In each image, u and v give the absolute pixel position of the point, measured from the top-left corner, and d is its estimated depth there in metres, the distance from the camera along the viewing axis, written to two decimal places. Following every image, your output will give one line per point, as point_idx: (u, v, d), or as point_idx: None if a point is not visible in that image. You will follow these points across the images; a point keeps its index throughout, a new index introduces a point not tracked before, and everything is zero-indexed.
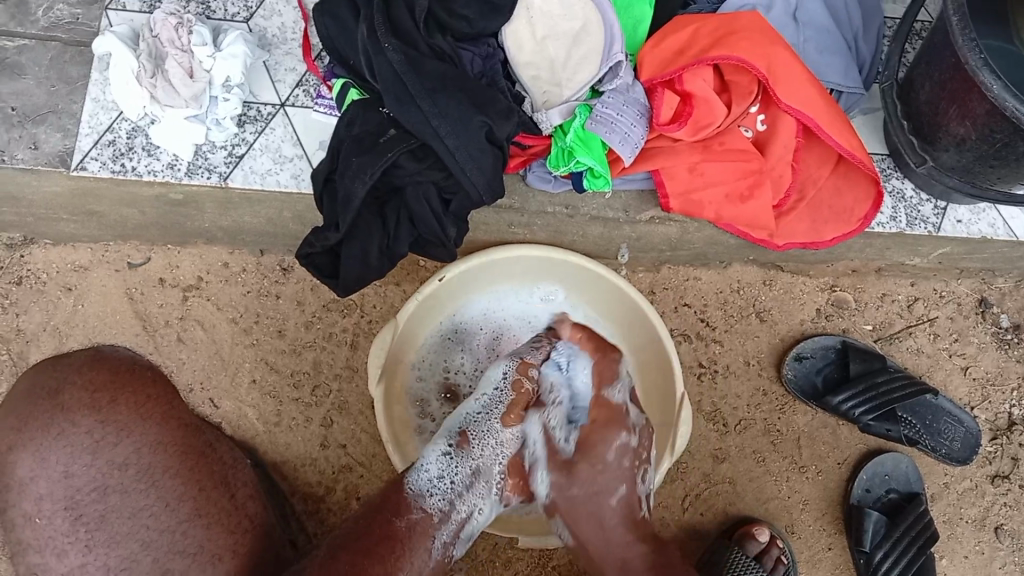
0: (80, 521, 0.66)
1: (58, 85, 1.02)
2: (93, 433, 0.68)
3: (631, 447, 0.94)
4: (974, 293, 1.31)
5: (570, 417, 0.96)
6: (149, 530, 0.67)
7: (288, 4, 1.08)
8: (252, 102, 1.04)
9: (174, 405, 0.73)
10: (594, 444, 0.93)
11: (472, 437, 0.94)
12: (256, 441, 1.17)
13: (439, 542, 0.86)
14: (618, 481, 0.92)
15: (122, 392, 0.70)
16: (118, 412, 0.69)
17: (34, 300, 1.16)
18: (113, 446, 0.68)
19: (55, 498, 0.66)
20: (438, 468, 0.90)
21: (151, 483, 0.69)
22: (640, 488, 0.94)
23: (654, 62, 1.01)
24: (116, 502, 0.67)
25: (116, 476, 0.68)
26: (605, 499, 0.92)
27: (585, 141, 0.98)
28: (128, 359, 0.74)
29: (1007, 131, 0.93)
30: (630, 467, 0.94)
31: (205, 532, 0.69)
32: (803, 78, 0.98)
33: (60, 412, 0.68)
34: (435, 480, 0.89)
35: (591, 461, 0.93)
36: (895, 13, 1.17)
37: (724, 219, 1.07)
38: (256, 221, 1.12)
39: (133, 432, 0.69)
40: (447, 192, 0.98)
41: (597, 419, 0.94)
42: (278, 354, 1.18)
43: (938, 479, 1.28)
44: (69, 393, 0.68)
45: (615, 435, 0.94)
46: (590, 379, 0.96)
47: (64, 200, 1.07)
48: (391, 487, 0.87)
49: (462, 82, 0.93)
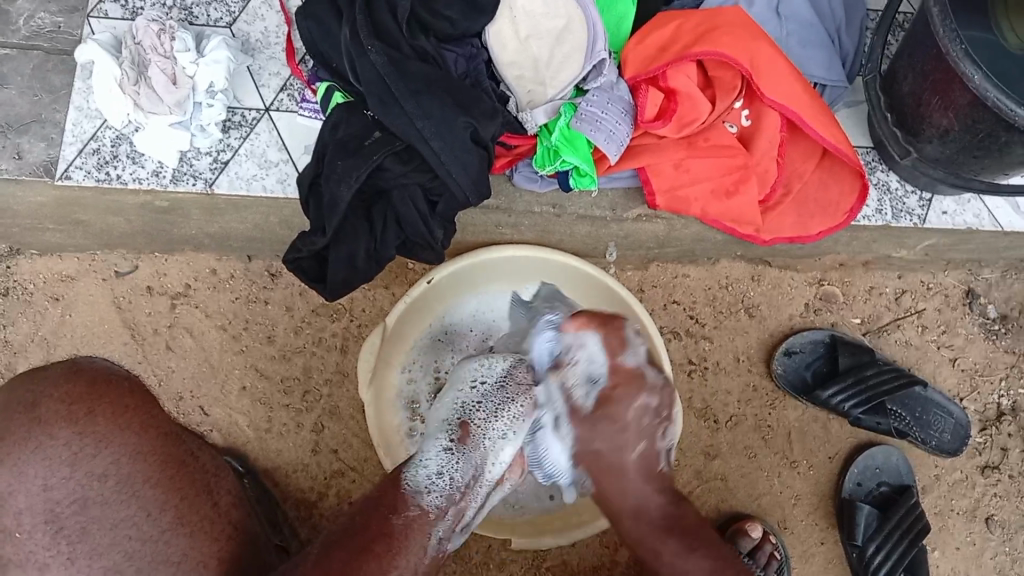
0: (61, 534, 0.66)
1: (42, 94, 1.02)
2: (71, 445, 0.67)
3: (652, 407, 0.87)
4: (961, 285, 1.32)
5: (588, 378, 0.89)
6: (131, 540, 0.68)
7: (271, 8, 1.08)
8: (237, 108, 1.04)
9: (153, 413, 0.73)
10: (611, 406, 0.87)
11: (473, 430, 0.92)
12: (247, 448, 1.17)
13: (436, 539, 0.84)
14: (640, 437, 0.87)
15: (100, 402, 0.69)
16: (96, 423, 0.69)
17: (21, 311, 1.15)
18: (93, 457, 0.68)
19: (37, 510, 0.66)
20: (437, 464, 0.88)
21: (132, 493, 0.69)
22: (662, 444, 0.89)
23: (638, 59, 1.01)
24: (97, 514, 0.67)
25: (95, 488, 0.68)
26: (624, 454, 0.86)
27: (571, 139, 0.98)
28: (104, 369, 0.73)
29: (989, 122, 0.93)
30: (651, 425, 0.87)
31: (186, 540, 0.70)
32: (785, 72, 0.98)
33: (37, 426, 0.67)
34: (434, 477, 0.87)
35: (611, 419, 0.87)
36: (878, 7, 1.17)
37: (710, 215, 1.08)
38: (243, 226, 1.12)
39: (113, 442, 0.69)
40: (432, 194, 0.98)
41: (615, 383, 0.88)
42: (268, 359, 1.18)
43: (929, 470, 1.28)
44: (46, 406, 0.67)
45: (633, 398, 0.87)
46: (601, 347, 0.89)
47: (49, 210, 1.07)
48: (388, 483, 0.87)
49: (446, 82, 0.93)
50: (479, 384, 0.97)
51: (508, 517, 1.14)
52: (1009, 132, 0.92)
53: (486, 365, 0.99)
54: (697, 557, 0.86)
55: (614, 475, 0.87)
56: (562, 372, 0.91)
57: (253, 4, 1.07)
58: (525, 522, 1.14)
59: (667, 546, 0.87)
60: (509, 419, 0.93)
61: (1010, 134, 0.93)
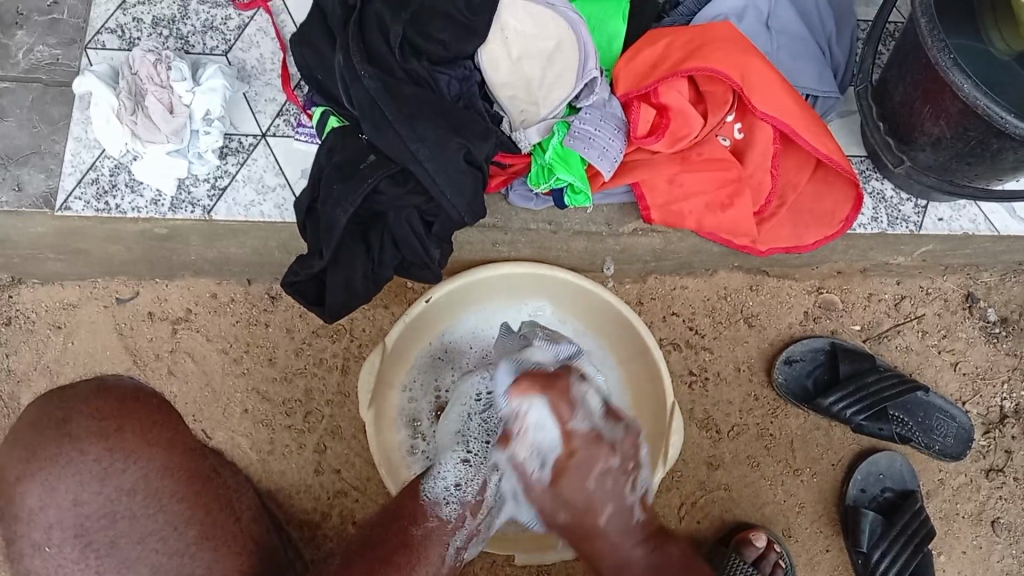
0: (89, 548, 0.67)
1: (40, 126, 1.03)
2: (101, 461, 0.68)
3: (616, 466, 0.81)
4: (959, 289, 1.32)
5: (541, 449, 0.81)
6: (158, 553, 0.68)
7: (267, 36, 1.09)
8: (233, 134, 1.05)
9: (178, 429, 0.73)
10: (570, 475, 0.80)
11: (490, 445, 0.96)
12: (251, 470, 1.17)
13: (456, 548, 0.85)
14: (607, 501, 0.80)
15: (128, 419, 0.70)
16: (125, 439, 0.69)
17: (24, 339, 1.16)
18: (123, 472, 0.68)
19: (65, 526, 0.67)
20: (452, 477, 0.91)
21: (157, 508, 0.69)
22: (632, 496, 0.82)
23: (629, 76, 1.02)
24: (125, 528, 0.68)
25: (124, 503, 0.68)
26: (593, 518, 0.81)
27: (565, 157, 0.99)
28: (132, 386, 0.73)
29: (979, 129, 0.94)
30: (618, 485, 0.81)
31: (212, 554, 0.70)
32: (777, 87, 0.99)
33: (67, 442, 0.67)
34: (450, 488, 0.90)
35: (574, 490, 0.80)
36: (867, 17, 1.18)
37: (705, 228, 1.09)
38: (241, 251, 1.13)
39: (141, 458, 0.70)
40: (428, 215, 0.98)
41: (570, 452, 0.79)
42: (269, 382, 1.19)
43: (933, 476, 1.28)
44: (75, 421, 0.68)
45: (596, 462, 0.80)
46: (549, 414, 0.80)
47: (49, 239, 1.08)
48: (407, 494, 0.88)
49: (438, 106, 0.94)
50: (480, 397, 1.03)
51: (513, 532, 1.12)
52: (999, 138, 0.93)
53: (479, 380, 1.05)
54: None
55: (589, 540, 0.82)
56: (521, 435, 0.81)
57: (248, 33, 1.09)
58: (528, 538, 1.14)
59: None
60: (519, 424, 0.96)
61: (1001, 141, 0.93)
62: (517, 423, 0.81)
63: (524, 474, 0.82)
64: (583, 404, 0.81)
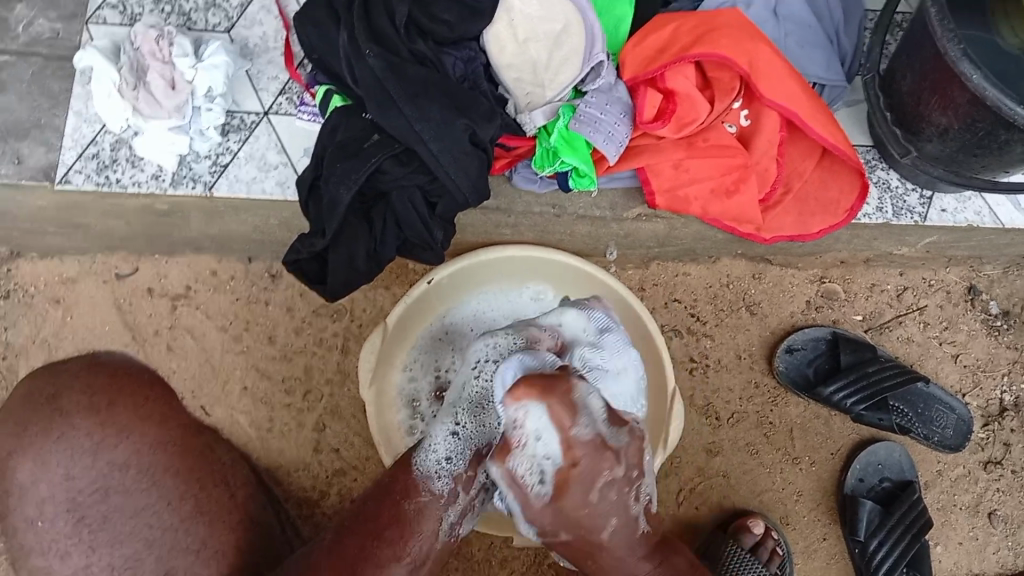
0: (82, 523, 0.67)
1: (40, 98, 1.02)
2: (93, 435, 0.68)
3: (620, 477, 0.74)
4: (963, 281, 1.31)
5: (539, 463, 0.71)
6: (151, 528, 0.68)
7: (270, 13, 1.08)
8: (236, 111, 1.04)
9: (173, 406, 0.74)
10: (576, 485, 0.72)
11: (485, 402, 0.89)
12: (249, 447, 1.17)
13: (445, 525, 0.82)
14: (611, 514, 0.74)
15: (122, 395, 0.71)
16: (117, 415, 0.70)
17: (23, 313, 1.16)
18: (114, 448, 0.69)
19: (58, 500, 0.67)
20: (445, 450, 0.85)
21: (151, 482, 0.69)
22: (637, 507, 0.77)
23: (637, 59, 1.01)
24: (117, 503, 0.68)
25: (116, 477, 0.69)
26: (596, 537, 0.75)
27: (570, 140, 0.98)
28: (124, 361, 0.74)
29: (988, 121, 0.93)
30: (622, 499, 0.74)
31: (206, 529, 0.70)
32: (787, 74, 0.98)
33: (59, 417, 0.68)
34: (443, 462, 0.84)
35: (578, 506, 0.73)
36: (878, 3, 1.17)
37: (710, 215, 1.07)
38: (242, 228, 1.12)
39: (133, 433, 0.70)
40: (432, 196, 0.98)
41: (573, 464, 0.70)
42: (269, 360, 1.18)
43: (931, 467, 1.28)
44: (67, 398, 0.69)
45: (602, 471, 0.72)
46: (548, 421, 0.70)
47: (49, 213, 1.07)
48: (399, 467, 0.84)
49: (443, 86, 0.93)
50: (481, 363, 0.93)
51: (512, 515, 1.12)
52: (1009, 130, 0.92)
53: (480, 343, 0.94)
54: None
55: (591, 557, 0.78)
56: (533, 452, 0.71)
57: (252, 10, 1.07)
58: (524, 521, 1.12)
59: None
60: None
61: (1009, 133, 0.92)
62: (511, 429, 0.74)
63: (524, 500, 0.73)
64: (586, 411, 0.75)
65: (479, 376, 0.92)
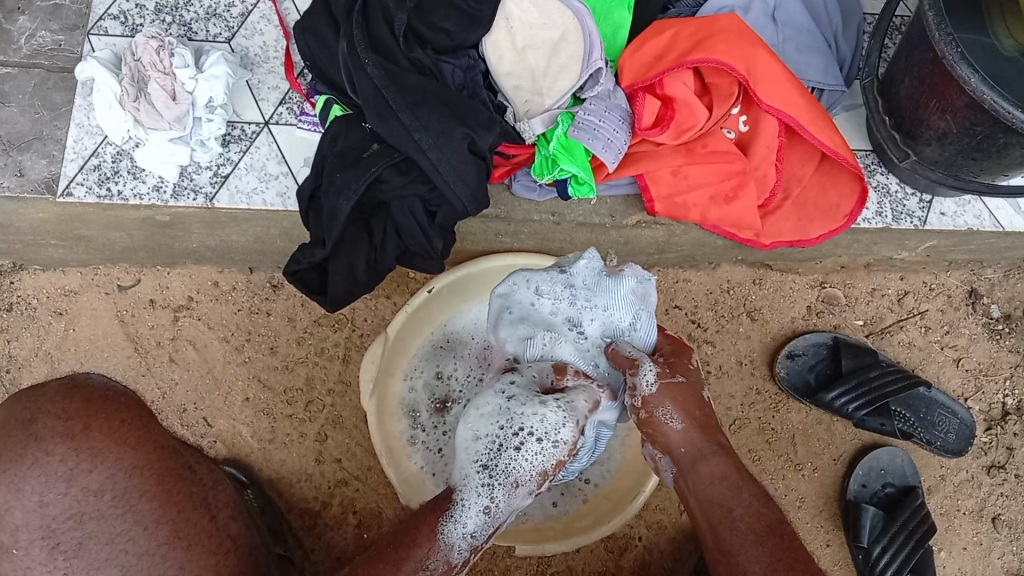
0: (57, 550, 0.65)
1: (42, 111, 1.03)
2: (67, 461, 0.67)
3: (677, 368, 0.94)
4: (964, 285, 1.31)
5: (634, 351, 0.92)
6: (127, 554, 0.67)
7: (270, 23, 1.09)
8: (236, 122, 1.05)
9: (149, 428, 0.72)
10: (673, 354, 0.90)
11: (518, 483, 0.82)
12: (251, 459, 1.17)
13: None
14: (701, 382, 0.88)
15: (96, 418, 0.69)
16: (91, 439, 0.68)
17: (25, 326, 1.16)
18: (89, 473, 0.67)
19: (32, 528, 0.65)
20: (475, 524, 0.80)
21: (128, 507, 0.68)
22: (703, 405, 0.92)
23: (634, 66, 1.01)
24: (93, 528, 0.67)
25: (91, 503, 0.67)
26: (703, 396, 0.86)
27: (568, 147, 0.99)
28: (102, 384, 0.72)
29: (986, 124, 0.93)
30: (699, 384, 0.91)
31: (184, 553, 0.69)
32: (783, 79, 0.98)
33: (34, 441, 0.66)
34: (469, 536, 0.80)
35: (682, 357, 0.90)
36: (874, 10, 1.18)
37: (709, 221, 1.08)
38: (244, 239, 1.12)
39: (108, 457, 0.68)
40: (431, 205, 0.98)
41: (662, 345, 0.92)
42: (271, 370, 1.18)
43: (934, 472, 1.28)
44: (41, 422, 0.67)
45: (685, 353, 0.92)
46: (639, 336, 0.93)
47: (50, 226, 1.07)
48: (422, 530, 0.78)
49: (443, 95, 0.94)
50: (537, 437, 0.82)
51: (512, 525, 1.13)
52: (1006, 133, 0.92)
53: (542, 413, 0.83)
54: (771, 546, 0.73)
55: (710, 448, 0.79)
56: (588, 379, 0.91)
57: (252, 19, 1.08)
58: (528, 529, 1.13)
59: (749, 485, 0.78)
60: (554, 465, 0.84)
61: (1008, 136, 0.93)
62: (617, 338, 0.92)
63: (637, 366, 0.85)
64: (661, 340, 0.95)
65: (515, 452, 0.82)
